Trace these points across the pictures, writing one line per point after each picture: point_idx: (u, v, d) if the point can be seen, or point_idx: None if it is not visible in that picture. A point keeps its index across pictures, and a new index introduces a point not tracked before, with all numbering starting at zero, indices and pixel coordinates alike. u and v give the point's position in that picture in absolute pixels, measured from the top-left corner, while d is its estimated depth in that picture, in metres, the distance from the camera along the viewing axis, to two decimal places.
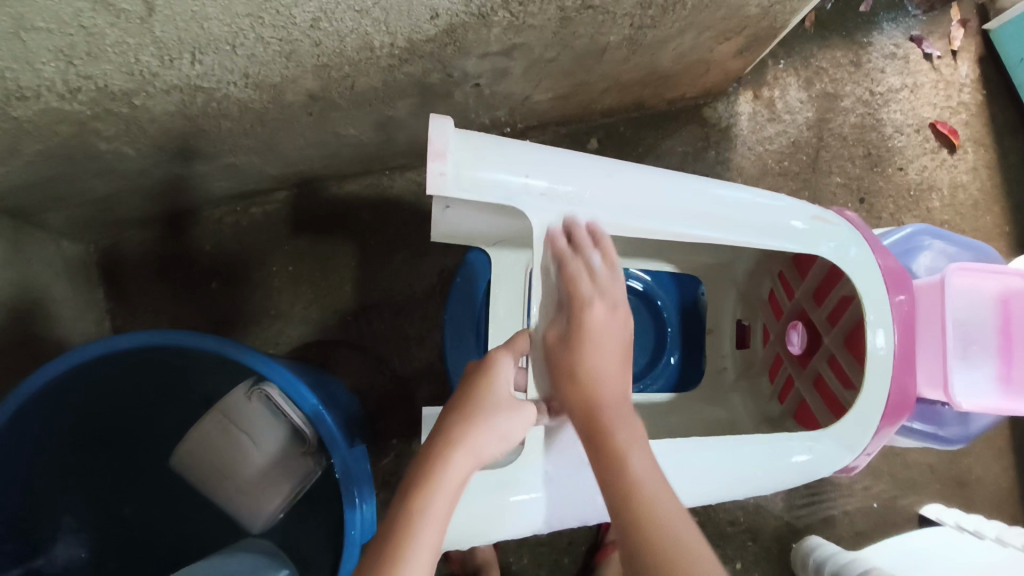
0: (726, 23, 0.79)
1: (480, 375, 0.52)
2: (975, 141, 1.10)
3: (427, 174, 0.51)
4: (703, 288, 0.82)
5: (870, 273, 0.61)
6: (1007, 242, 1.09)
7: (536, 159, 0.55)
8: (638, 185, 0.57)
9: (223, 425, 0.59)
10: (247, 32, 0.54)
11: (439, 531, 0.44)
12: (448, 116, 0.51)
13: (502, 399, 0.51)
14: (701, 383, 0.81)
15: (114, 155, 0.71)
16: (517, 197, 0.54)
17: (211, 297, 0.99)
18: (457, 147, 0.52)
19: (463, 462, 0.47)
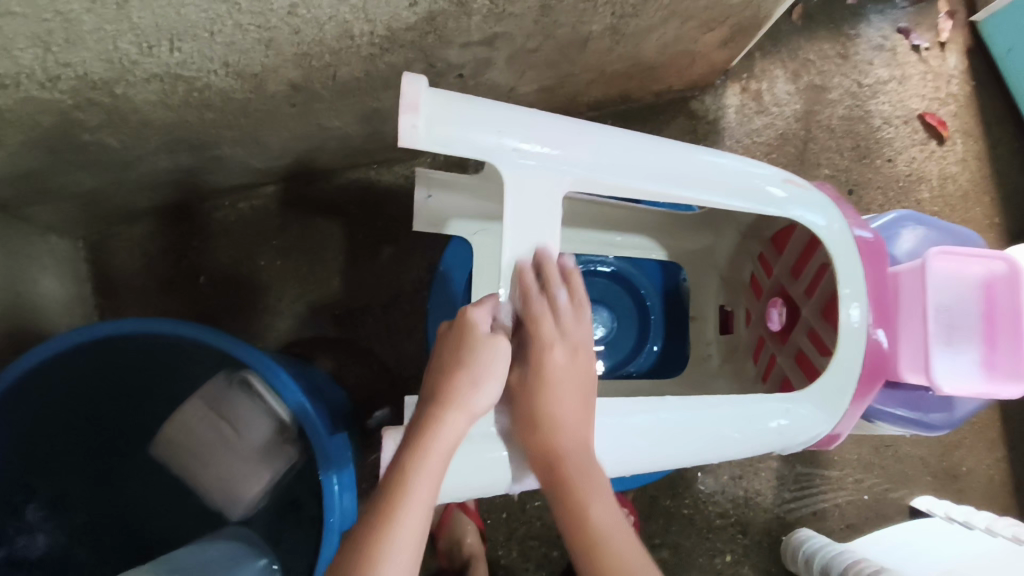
0: (709, 12, 0.79)
1: (460, 333, 0.52)
2: (964, 132, 1.10)
3: (399, 126, 0.49)
4: (684, 274, 0.82)
5: (843, 246, 0.62)
6: (997, 233, 1.08)
7: (513, 117, 0.53)
8: (618, 156, 0.56)
9: (202, 411, 0.59)
10: (224, 18, 0.54)
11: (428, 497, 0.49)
12: (423, 73, 0.49)
13: (489, 362, 0.52)
14: (684, 369, 0.81)
15: (98, 147, 0.72)
16: (492, 154, 0.52)
17: (200, 291, 1.00)
18: (430, 99, 0.50)
19: (445, 449, 0.49)
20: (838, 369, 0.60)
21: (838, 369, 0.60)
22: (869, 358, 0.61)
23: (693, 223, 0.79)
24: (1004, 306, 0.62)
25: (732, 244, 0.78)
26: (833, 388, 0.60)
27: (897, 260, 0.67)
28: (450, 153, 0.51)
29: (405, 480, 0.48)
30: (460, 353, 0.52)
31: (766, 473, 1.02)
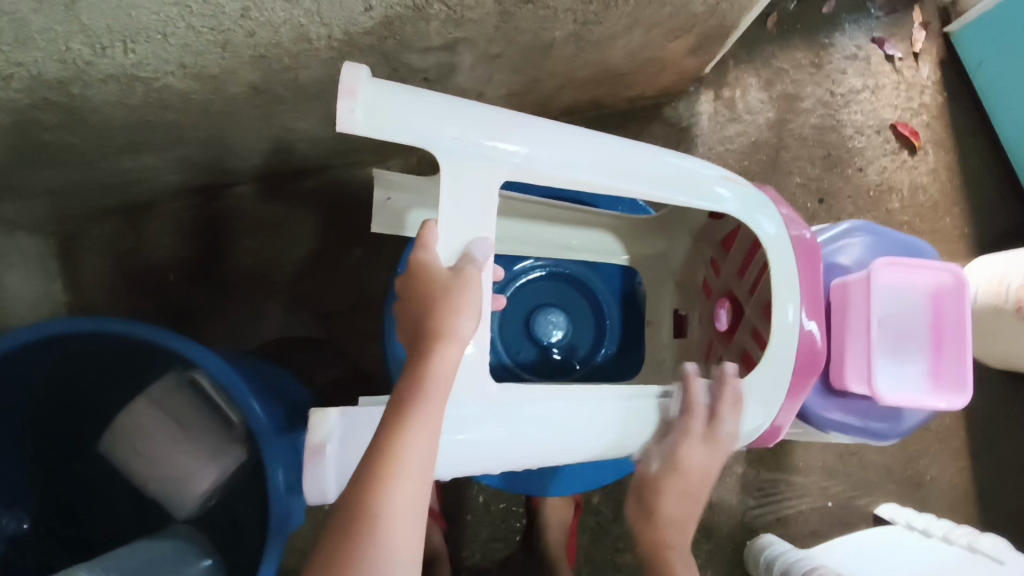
0: (674, 20, 0.79)
1: (416, 275, 0.51)
2: (935, 143, 1.11)
3: (336, 110, 0.48)
4: (639, 278, 0.84)
5: (782, 246, 0.62)
6: (966, 243, 1.09)
7: (452, 108, 0.52)
8: (562, 148, 0.56)
9: (152, 410, 0.59)
10: (176, 20, 0.55)
11: (429, 440, 0.46)
12: (364, 61, 0.48)
13: (463, 293, 0.49)
14: (640, 371, 0.83)
15: (61, 145, 0.72)
16: (430, 143, 0.52)
17: (171, 289, 1.01)
18: (370, 86, 0.49)
19: (439, 387, 0.47)
20: (771, 366, 0.61)
21: (770, 365, 0.61)
22: (804, 354, 0.61)
23: (650, 227, 0.80)
24: (951, 316, 0.62)
25: (684, 246, 0.78)
26: (763, 384, 0.61)
27: (847, 269, 0.68)
28: (387, 141, 0.50)
29: (401, 431, 0.45)
30: (428, 289, 0.50)
31: (732, 478, 1.03)
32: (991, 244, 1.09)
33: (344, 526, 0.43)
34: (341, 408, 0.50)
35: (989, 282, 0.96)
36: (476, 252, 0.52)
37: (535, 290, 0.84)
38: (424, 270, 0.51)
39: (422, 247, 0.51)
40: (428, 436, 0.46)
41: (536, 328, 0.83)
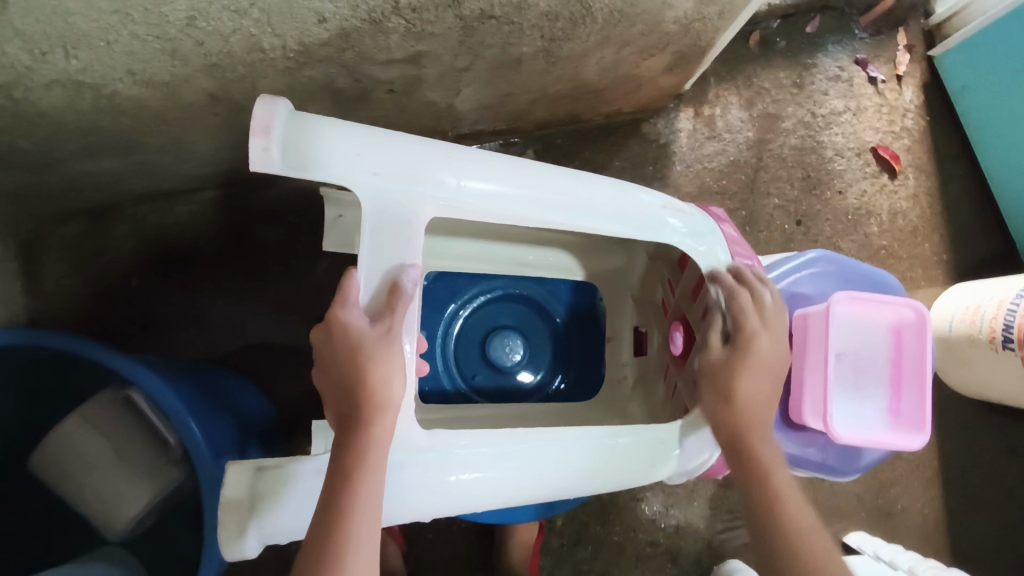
0: (646, 38, 0.78)
1: (337, 335, 0.50)
2: (916, 167, 1.10)
3: (250, 150, 0.48)
4: (599, 294, 0.82)
5: (719, 278, 0.62)
6: (944, 270, 1.08)
7: (374, 138, 0.52)
8: (496, 179, 0.56)
9: (91, 430, 0.58)
10: (118, 28, 0.53)
11: (378, 509, 0.48)
12: (278, 98, 0.48)
13: (393, 355, 0.50)
14: (600, 391, 0.80)
15: (10, 149, 0.70)
16: (350, 177, 0.51)
17: (134, 295, 0.99)
18: (283, 123, 0.48)
19: (380, 448, 0.48)
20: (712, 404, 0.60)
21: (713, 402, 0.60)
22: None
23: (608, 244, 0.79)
24: (910, 353, 0.61)
25: (641, 263, 0.78)
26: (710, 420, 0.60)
27: (808, 300, 0.67)
28: (307, 177, 0.50)
29: (350, 507, 0.47)
30: (354, 349, 0.49)
31: (699, 502, 1.01)
32: (969, 271, 1.08)
33: None
34: (257, 462, 0.49)
35: (964, 311, 0.95)
36: (404, 283, 0.52)
37: (493, 311, 0.82)
38: (348, 331, 0.50)
39: (342, 305, 0.50)
40: (376, 496, 0.48)
41: (494, 351, 0.80)
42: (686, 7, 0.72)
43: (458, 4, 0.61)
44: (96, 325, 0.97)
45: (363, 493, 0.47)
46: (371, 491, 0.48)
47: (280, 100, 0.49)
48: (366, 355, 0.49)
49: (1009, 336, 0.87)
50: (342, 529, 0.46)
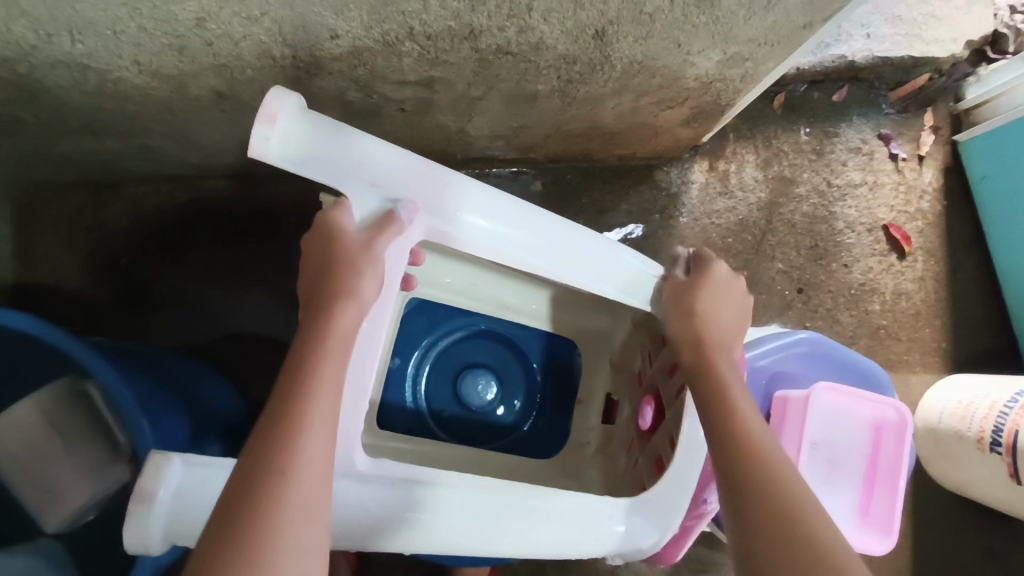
0: (664, 91, 0.77)
1: (327, 237, 0.50)
2: (926, 251, 1.08)
3: (251, 135, 0.46)
4: (578, 353, 0.80)
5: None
6: (942, 359, 1.06)
7: (378, 149, 0.50)
8: (491, 219, 0.54)
9: (36, 417, 0.60)
10: (125, 19, 0.52)
11: (330, 432, 0.44)
12: (291, 90, 0.47)
13: (365, 274, 0.49)
14: (562, 449, 0.78)
15: (12, 118, 0.70)
16: (346, 184, 0.50)
17: (121, 274, 0.97)
18: (291, 114, 0.47)
19: (339, 361, 0.47)
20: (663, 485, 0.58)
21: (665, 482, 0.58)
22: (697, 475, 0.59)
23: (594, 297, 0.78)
24: (888, 452, 0.59)
25: (624, 331, 0.76)
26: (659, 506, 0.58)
27: (791, 380, 0.65)
28: (302, 174, 0.49)
29: (299, 419, 0.43)
30: (335, 258, 0.50)
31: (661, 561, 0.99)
32: (967, 363, 1.06)
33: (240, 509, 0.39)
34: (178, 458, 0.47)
35: (955, 405, 0.93)
36: (399, 216, 0.51)
37: (465, 351, 0.80)
38: (331, 232, 0.50)
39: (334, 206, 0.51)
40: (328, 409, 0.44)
41: (464, 387, 0.79)
42: (708, 67, 0.71)
43: (475, 38, 0.60)
44: (80, 298, 0.96)
45: (317, 392, 0.44)
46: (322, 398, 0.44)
47: (293, 92, 0.47)
48: (342, 265, 0.49)
49: (998, 439, 0.84)
50: (288, 427, 0.42)
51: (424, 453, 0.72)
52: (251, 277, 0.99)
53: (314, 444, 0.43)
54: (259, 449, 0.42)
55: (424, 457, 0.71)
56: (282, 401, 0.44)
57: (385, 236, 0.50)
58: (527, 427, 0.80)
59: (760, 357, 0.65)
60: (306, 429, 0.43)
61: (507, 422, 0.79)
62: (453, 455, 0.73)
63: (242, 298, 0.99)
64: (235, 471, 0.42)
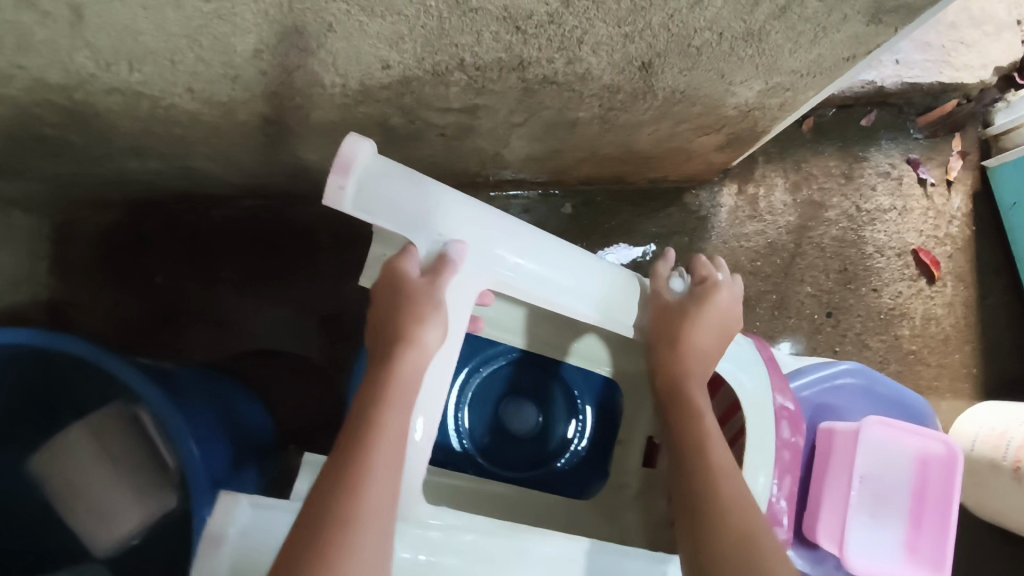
0: (703, 119, 0.77)
1: (391, 287, 0.50)
2: (956, 276, 1.07)
3: (327, 184, 0.46)
4: (621, 395, 0.79)
5: (760, 414, 0.58)
6: (973, 385, 1.05)
7: (444, 200, 0.51)
8: (549, 267, 0.55)
9: (86, 439, 0.62)
10: (185, 50, 0.53)
11: (392, 482, 0.45)
12: (368, 136, 0.47)
13: (430, 321, 0.49)
14: (604, 488, 0.76)
15: (61, 141, 0.70)
16: (414, 233, 0.50)
17: (156, 291, 0.99)
18: (366, 164, 0.47)
19: (399, 413, 0.47)
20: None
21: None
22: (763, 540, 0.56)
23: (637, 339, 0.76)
24: (936, 486, 0.58)
25: None
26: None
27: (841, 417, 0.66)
28: (371, 221, 0.49)
29: (364, 467, 0.43)
30: (397, 306, 0.49)
31: None
32: (997, 389, 1.05)
33: (306, 552, 0.40)
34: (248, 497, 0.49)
35: (989, 432, 0.92)
36: (455, 259, 0.50)
37: (508, 375, 0.80)
38: (396, 280, 0.50)
39: (398, 257, 0.50)
40: (389, 461, 0.45)
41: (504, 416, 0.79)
42: (748, 96, 0.72)
43: (523, 68, 0.60)
44: (114, 315, 0.97)
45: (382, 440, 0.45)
46: (382, 451, 0.45)
47: (370, 142, 0.48)
48: (405, 314, 0.49)
49: None
50: (353, 477, 0.43)
51: (469, 489, 0.71)
52: (283, 295, 1.00)
53: (376, 496, 0.43)
54: (325, 497, 0.42)
55: (467, 493, 0.70)
56: (346, 450, 0.44)
57: (443, 276, 0.50)
58: (564, 462, 0.79)
59: (803, 389, 0.66)
60: (368, 481, 0.43)
61: (545, 458, 0.79)
62: (497, 494, 0.71)
63: (274, 315, 1.00)
64: (299, 517, 0.42)
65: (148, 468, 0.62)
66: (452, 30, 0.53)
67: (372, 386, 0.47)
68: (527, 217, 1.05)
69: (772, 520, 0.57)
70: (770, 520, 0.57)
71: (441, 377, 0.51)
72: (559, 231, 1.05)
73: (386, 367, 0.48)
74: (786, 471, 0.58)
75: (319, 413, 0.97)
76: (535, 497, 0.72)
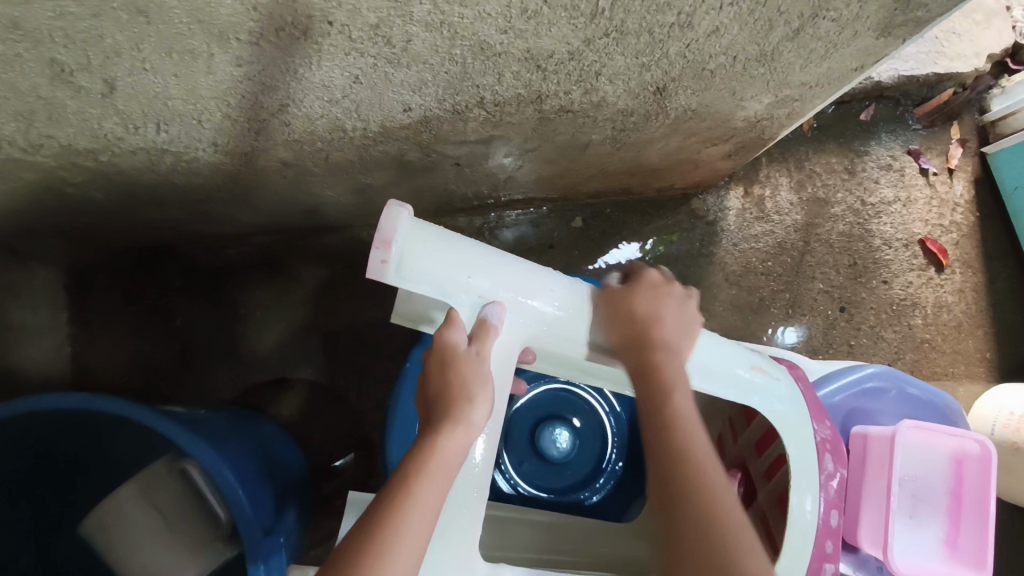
0: (712, 132, 0.79)
1: (442, 356, 0.51)
2: (964, 263, 1.09)
3: (370, 259, 0.48)
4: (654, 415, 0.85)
5: (804, 445, 0.58)
6: (987, 368, 1.07)
7: (484, 261, 0.52)
8: (584, 319, 0.55)
9: (136, 496, 0.66)
10: (212, 110, 0.54)
11: (417, 550, 0.44)
12: (407, 207, 0.48)
13: (478, 399, 0.50)
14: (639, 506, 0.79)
15: (82, 198, 0.71)
16: (455, 298, 0.52)
17: (177, 334, 0.99)
18: (406, 236, 0.49)
19: (437, 487, 0.47)
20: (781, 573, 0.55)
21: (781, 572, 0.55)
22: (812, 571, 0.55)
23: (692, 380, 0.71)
24: (971, 484, 0.61)
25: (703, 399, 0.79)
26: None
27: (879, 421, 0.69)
28: (414, 289, 0.51)
29: (395, 529, 0.44)
30: (446, 381, 0.50)
31: None
32: (1012, 370, 1.07)
33: None
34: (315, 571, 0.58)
35: (1008, 416, 0.93)
36: (492, 322, 0.52)
37: (544, 404, 0.88)
38: (447, 349, 0.51)
39: (446, 326, 0.51)
40: (417, 525, 0.45)
41: (541, 440, 0.85)
42: (758, 109, 0.73)
43: (540, 101, 0.61)
44: (137, 359, 0.98)
45: (420, 501, 0.45)
46: (415, 520, 0.45)
47: (408, 211, 0.49)
48: (455, 389, 0.50)
49: None
50: (378, 536, 0.43)
51: (513, 519, 0.74)
52: (304, 329, 1.00)
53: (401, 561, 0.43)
54: (353, 550, 0.43)
55: (512, 523, 0.73)
56: (378, 515, 0.44)
57: (488, 343, 0.52)
58: (594, 497, 0.85)
59: (836, 395, 0.69)
60: (395, 540, 0.43)
61: (575, 488, 0.85)
62: (541, 522, 0.74)
63: (297, 350, 1.00)
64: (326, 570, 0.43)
65: (199, 520, 0.67)
66: (475, 72, 0.54)
67: (413, 457, 0.48)
68: (538, 233, 1.06)
69: (819, 553, 0.56)
70: (818, 555, 0.56)
71: (491, 448, 0.53)
72: (571, 245, 1.06)
73: (433, 433, 0.48)
74: (834, 503, 0.57)
75: (350, 444, 0.99)
76: (580, 524, 0.74)
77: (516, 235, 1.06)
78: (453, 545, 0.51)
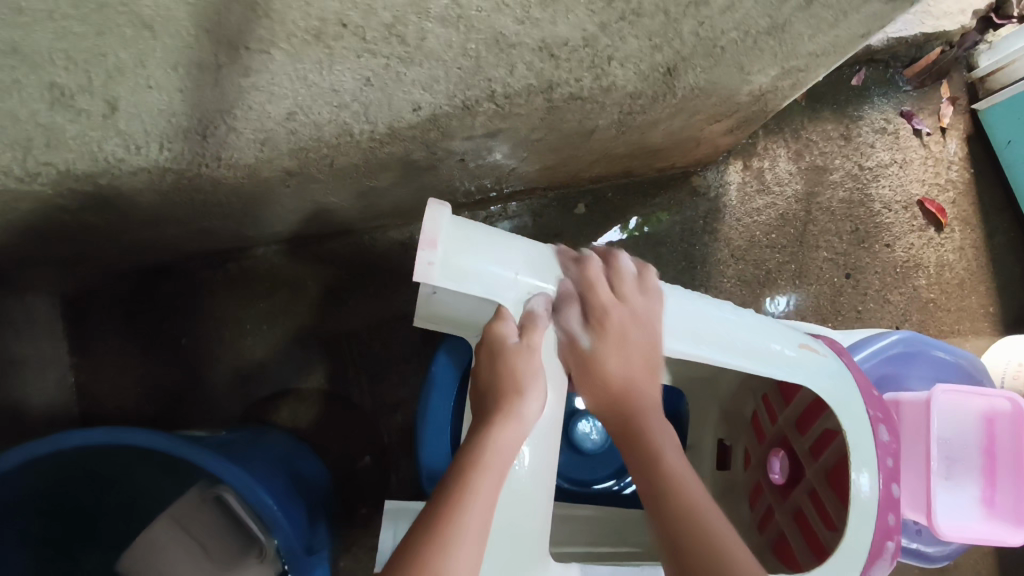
0: (715, 108, 0.78)
1: (493, 353, 0.51)
2: (962, 220, 1.10)
3: (415, 261, 0.49)
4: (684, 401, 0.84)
5: (857, 417, 0.58)
6: (991, 322, 1.08)
7: (522, 256, 0.53)
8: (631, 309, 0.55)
9: (173, 528, 0.65)
10: (217, 122, 0.51)
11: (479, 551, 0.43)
12: (447, 204, 0.50)
13: (529, 392, 0.50)
14: None
15: (79, 224, 0.68)
16: (502, 296, 0.52)
17: (183, 354, 0.97)
18: (449, 235, 0.50)
19: (493, 476, 0.46)
20: (844, 550, 0.55)
21: (846, 550, 0.55)
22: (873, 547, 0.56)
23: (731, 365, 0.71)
24: (1003, 441, 0.63)
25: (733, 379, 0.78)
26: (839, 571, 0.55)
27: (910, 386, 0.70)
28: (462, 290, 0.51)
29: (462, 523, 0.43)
30: (499, 373, 0.51)
31: None
32: (1015, 322, 1.08)
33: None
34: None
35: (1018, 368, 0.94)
36: (537, 313, 0.53)
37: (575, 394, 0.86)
38: (497, 341, 0.51)
39: (498, 319, 0.52)
40: (479, 520, 0.44)
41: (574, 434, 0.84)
42: (763, 82, 0.72)
43: (550, 90, 0.58)
44: (144, 384, 0.96)
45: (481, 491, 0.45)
46: (478, 509, 0.44)
47: (448, 211, 0.50)
48: (507, 383, 0.50)
49: None
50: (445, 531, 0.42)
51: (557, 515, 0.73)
52: (313, 338, 0.98)
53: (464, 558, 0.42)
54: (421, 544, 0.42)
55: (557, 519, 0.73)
56: (439, 501, 0.44)
57: (538, 335, 0.52)
58: (627, 489, 0.84)
59: (865, 363, 0.70)
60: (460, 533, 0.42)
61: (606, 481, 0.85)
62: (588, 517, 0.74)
63: (307, 362, 0.98)
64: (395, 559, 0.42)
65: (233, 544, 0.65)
66: (487, 65, 0.52)
67: (467, 453, 0.47)
68: (541, 222, 1.05)
69: (884, 528, 0.56)
70: (881, 529, 0.56)
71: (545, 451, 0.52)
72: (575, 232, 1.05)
73: (489, 430, 0.48)
74: (890, 476, 0.58)
75: (371, 450, 0.98)
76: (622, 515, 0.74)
77: (518, 226, 1.04)
78: (516, 554, 0.50)
